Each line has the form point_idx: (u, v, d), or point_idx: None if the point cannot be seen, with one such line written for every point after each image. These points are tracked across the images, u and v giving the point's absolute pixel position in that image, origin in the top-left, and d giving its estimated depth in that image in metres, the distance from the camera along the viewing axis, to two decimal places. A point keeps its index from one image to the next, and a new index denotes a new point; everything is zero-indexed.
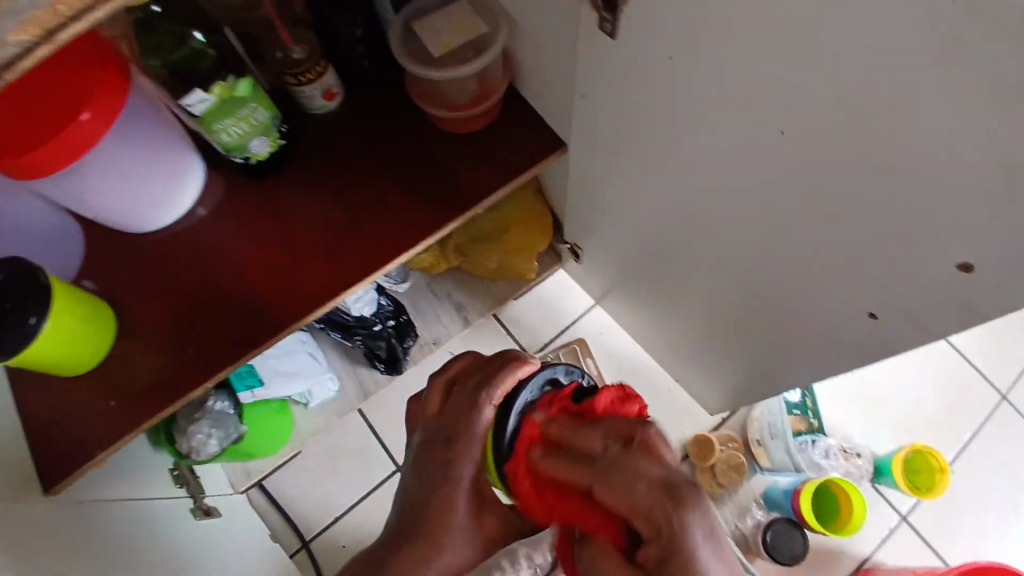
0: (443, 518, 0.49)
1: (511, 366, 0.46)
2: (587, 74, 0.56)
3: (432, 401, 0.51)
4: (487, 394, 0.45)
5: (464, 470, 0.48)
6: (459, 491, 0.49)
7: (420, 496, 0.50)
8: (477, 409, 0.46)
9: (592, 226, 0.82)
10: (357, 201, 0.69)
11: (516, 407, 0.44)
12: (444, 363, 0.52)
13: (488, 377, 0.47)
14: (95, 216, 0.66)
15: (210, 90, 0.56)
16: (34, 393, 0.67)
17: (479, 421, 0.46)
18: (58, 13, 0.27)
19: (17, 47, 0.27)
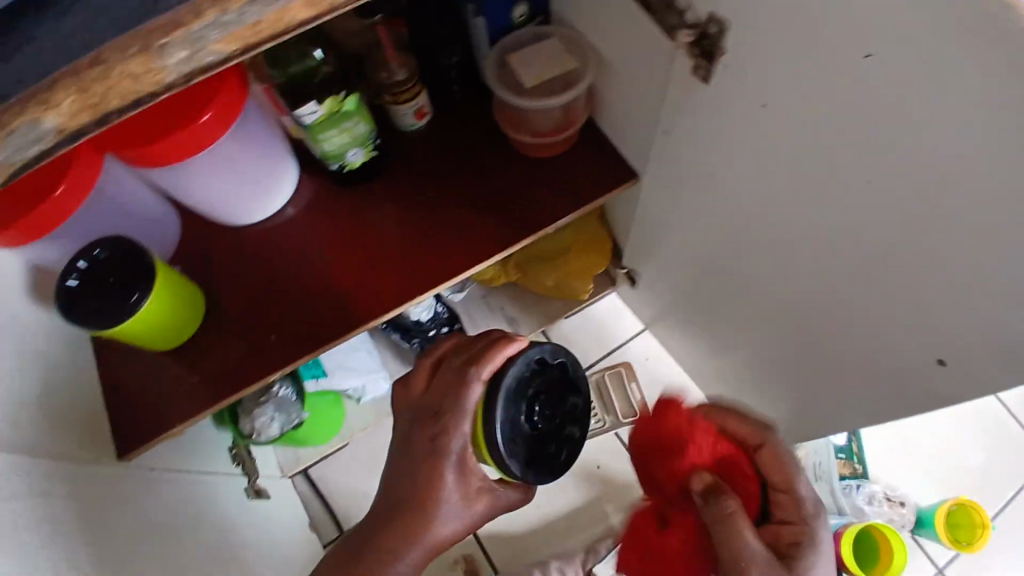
0: (427, 489, 0.52)
1: (498, 344, 0.53)
2: (672, 111, 0.59)
3: (420, 383, 0.57)
4: (475, 370, 0.51)
5: (450, 442, 0.52)
6: (444, 464, 0.52)
7: (407, 465, 0.53)
8: (464, 382, 0.52)
9: (653, 253, 0.84)
10: (438, 213, 0.74)
11: (504, 383, 0.50)
12: (431, 346, 0.59)
13: (474, 357, 0.53)
14: (196, 207, 0.71)
15: (322, 103, 0.63)
16: (124, 364, 0.72)
17: (465, 394, 0.51)
18: (257, 31, 0.30)
19: (215, 55, 0.30)
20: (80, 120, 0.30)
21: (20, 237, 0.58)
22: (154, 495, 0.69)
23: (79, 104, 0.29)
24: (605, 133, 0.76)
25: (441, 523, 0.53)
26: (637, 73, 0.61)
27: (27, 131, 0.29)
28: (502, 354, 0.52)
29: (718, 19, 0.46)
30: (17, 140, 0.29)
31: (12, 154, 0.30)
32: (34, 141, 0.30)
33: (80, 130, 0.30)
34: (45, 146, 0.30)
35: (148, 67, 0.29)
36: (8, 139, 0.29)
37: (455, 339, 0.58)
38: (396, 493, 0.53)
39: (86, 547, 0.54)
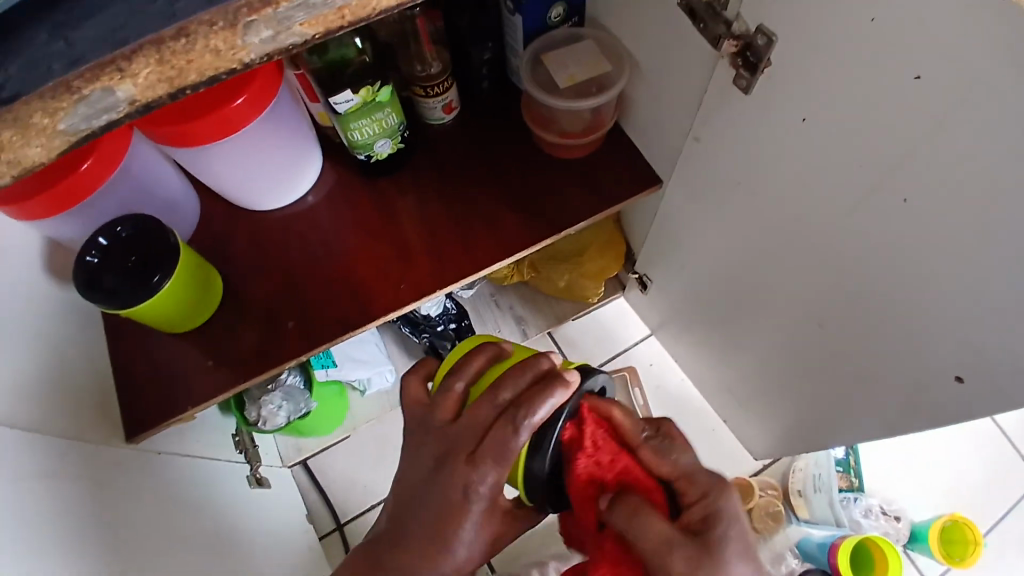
0: (449, 531, 0.50)
1: (548, 389, 0.47)
2: (707, 119, 0.60)
3: (449, 409, 0.53)
4: (522, 420, 0.47)
5: (482, 490, 0.49)
6: (476, 504, 0.50)
7: (426, 500, 0.51)
8: (509, 431, 0.47)
9: (669, 258, 0.85)
10: (462, 209, 0.75)
11: (553, 434, 0.48)
12: (462, 364, 0.53)
13: (523, 399, 0.48)
14: (221, 189, 0.71)
15: (357, 92, 0.63)
16: (134, 345, 0.71)
17: (509, 443, 0.47)
18: (341, 15, 0.31)
19: (297, 37, 0.31)
20: (152, 93, 0.30)
21: (44, 210, 0.57)
22: (158, 478, 0.68)
23: (155, 76, 0.29)
24: (630, 137, 0.77)
25: (457, 553, 0.51)
26: (675, 81, 0.62)
27: (97, 99, 0.29)
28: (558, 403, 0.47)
29: (766, 31, 0.47)
30: (85, 108, 0.29)
31: (79, 122, 0.29)
32: (102, 110, 0.29)
33: (150, 102, 0.30)
34: (113, 116, 0.30)
35: (231, 43, 0.29)
36: (77, 105, 0.29)
37: (490, 359, 0.53)
38: (414, 526, 0.51)
39: (90, 528, 0.53)
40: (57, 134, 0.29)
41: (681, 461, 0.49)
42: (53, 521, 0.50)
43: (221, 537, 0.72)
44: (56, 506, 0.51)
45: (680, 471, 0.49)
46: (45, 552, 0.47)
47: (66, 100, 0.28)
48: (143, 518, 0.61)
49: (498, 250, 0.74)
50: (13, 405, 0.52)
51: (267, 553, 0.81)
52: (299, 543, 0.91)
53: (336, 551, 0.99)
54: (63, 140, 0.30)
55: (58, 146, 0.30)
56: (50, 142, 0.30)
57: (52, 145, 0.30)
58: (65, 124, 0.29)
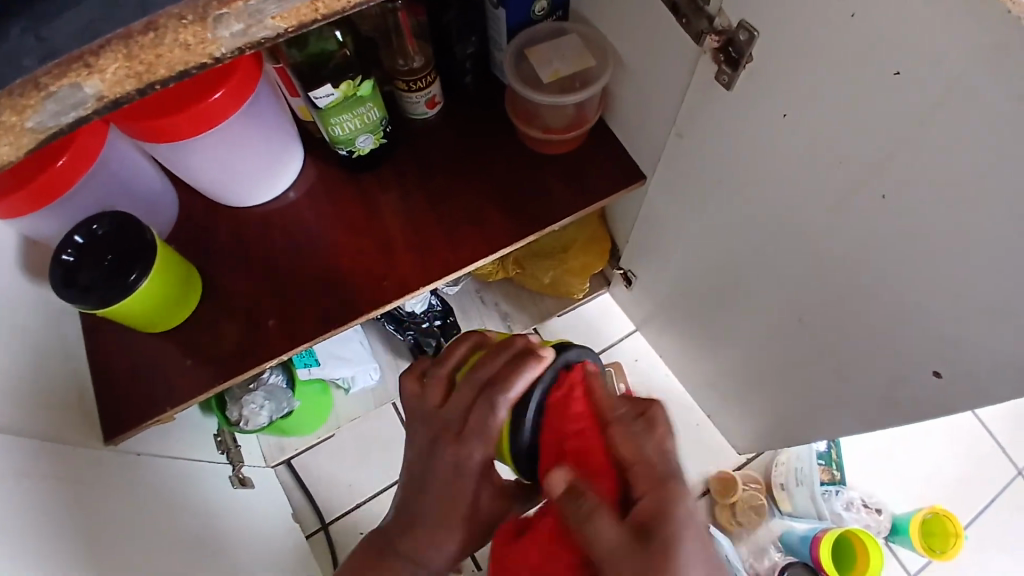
0: (452, 510, 0.52)
1: (522, 364, 0.46)
2: (690, 115, 0.60)
3: (436, 395, 0.52)
4: (502, 395, 0.46)
5: (472, 466, 0.50)
6: (467, 482, 0.51)
7: (431, 488, 0.52)
8: (489, 409, 0.47)
9: (653, 255, 0.85)
10: (446, 205, 0.74)
11: (533, 403, 0.46)
12: (447, 350, 0.53)
13: (499, 376, 0.47)
14: (201, 185, 0.70)
15: (337, 86, 0.62)
16: (111, 345, 0.70)
17: (491, 419, 0.47)
18: (315, 9, 0.30)
19: (270, 31, 0.30)
20: (122, 89, 0.29)
21: (19, 209, 0.56)
22: (137, 480, 0.66)
23: (124, 71, 0.28)
24: (614, 135, 0.77)
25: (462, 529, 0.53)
26: (659, 77, 0.62)
27: (65, 95, 0.28)
28: (532, 377, 0.46)
29: (748, 27, 0.47)
30: (54, 104, 0.28)
31: (47, 119, 0.28)
32: (71, 107, 0.28)
33: (119, 98, 0.29)
34: (82, 113, 0.29)
35: (201, 37, 0.29)
36: (45, 102, 0.28)
37: (472, 345, 0.53)
38: (421, 512, 0.52)
39: (67, 531, 0.52)
40: (24, 133, 0.29)
41: (645, 448, 0.44)
42: (28, 524, 0.48)
43: (202, 538, 0.71)
44: (32, 507, 0.50)
45: (641, 459, 0.44)
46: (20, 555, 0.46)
47: (34, 97, 0.27)
48: (122, 520, 0.60)
49: (481, 248, 0.73)
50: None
51: (251, 555, 0.80)
52: (284, 543, 0.90)
53: (322, 549, 0.99)
54: (30, 138, 0.29)
55: (26, 144, 0.29)
56: (19, 140, 0.29)
57: (20, 143, 0.29)
58: (32, 121, 0.28)
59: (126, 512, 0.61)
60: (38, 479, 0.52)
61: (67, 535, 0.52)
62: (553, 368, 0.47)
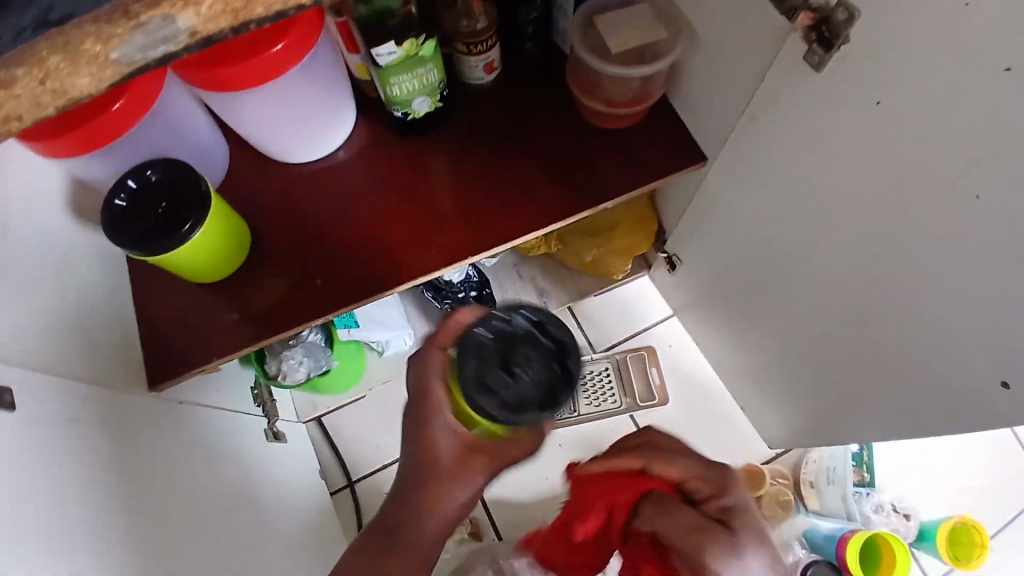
0: (436, 475, 0.52)
1: (449, 317, 0.51)
2: (768, 96, 0.57)
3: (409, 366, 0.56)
4: (430, 346, 0.51)
5: (437, 426, 0.51)
6: (439, 443, 0.51)
7: (413, 455, 0.53)
8: (427, 363, 0.51)
9: (703, 241, 0.83)
10: (499, 175, 0.73)
11: (460, 347, 0.49)
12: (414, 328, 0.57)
13: (438, 333, 0.52)
14: (255, 139, 0.69)
15: (401, 44, 0.60)
16: (159, 293, 0.70)
17: (431, 372, 0.51)
18: None
19: None
20: (216, 24, 0.27)
21: (75, 149, 0.56)
22: (175, 426, 0.67)
23: (220, 6, 0.27)
24: (678, 113, 0.74)
25: (454, 494, 0.52)
26: (736, 54, 0.59)
27: (156, 27, 0.26)
28: (456, 322, 0.51)
29: (849, 6, 0.44)
30: (142, 36, 0.26)
31: (134, 52, 0.27)
32: (160, 41, 0.27)
33: (212, 34, 0.28)
34: (172, 47, 0.27)
35: None
36: (134, 33, 0.26)
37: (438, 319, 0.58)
38: (403, 472, 0.54)
39: (106, 473, 0.53)
40: (109, 64, 0.27)
41: (677, 462, 0.54)
42: (66, 465, 0.49)
43: (234, 487, 0.72)
44: (71, 449, 0.51)
45: (686, 472, 0.54)
46: (56, 496, 0.47)
47: (122, 25, 0.26)
48: (160, 465, 0.61)
49: (532, 222, 0.71)
50: (23, 347, 0.51)
51: (280, 507, 0.81)
52: (311, 496, 0.92)
53: (347, 508, 1.00)
54: (114, 71, 0.28)
55: (107, 77, 0.28)
56: (100, 72, 0.27)
57: (102, 76, 0.27)
58: (117, 52, 0.27)
59: (162, 459, 0.62)
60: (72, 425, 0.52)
61: (100, 480, 0.52)
62: (470, 318, 0.50)
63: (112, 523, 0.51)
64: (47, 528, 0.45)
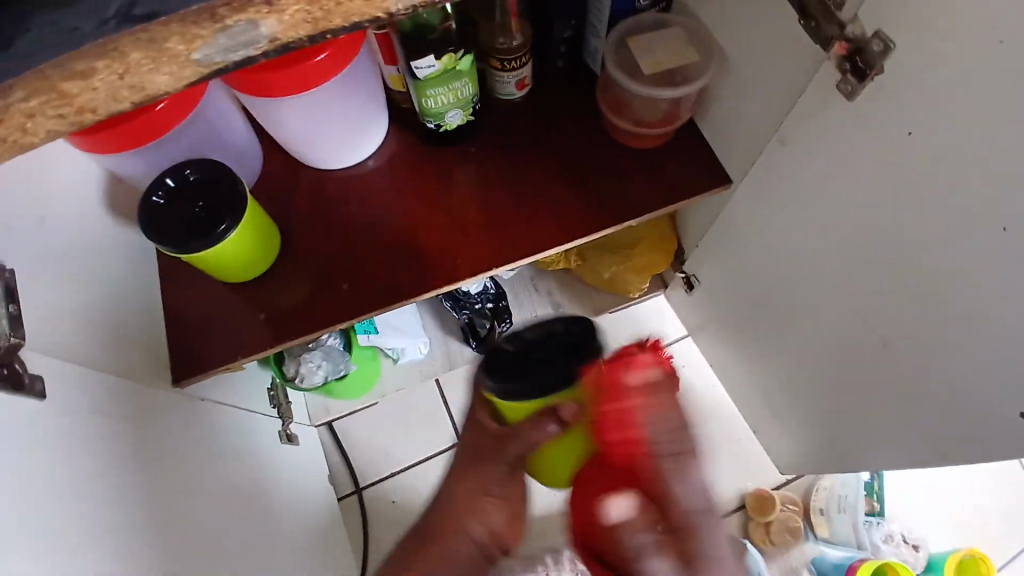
0: None
1: None
2: (798, 121, 0.58)
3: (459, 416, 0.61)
4: None
5: None
6: None
7: None
8: None
9: (723, 262, 0.83)
10: (525, 188, 0.74)
11: None
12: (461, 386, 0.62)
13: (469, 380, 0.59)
14: (290, 143, 0.71)
15: (439, 58, 0.62)
16: (186, 290, 0.71)
17: None
18: None
19: None
20: (295, 33, 0.29)
21: (117, 145, 0.57)
22: (194, 422, 0.68)
23: (302, 15, 0.28)
24: (705, 137, 0.75)
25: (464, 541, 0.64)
26: (768, 79, 0.60)
27: (240, 31, 0.28)
28: None
29: (883, 37, 0.45)
30: (226, 39, 0.28)
31: (216, 54, 0.28)
32: (243, 44, 0.28)
33: (289, 42, 0.29)
34: (252, 52, 0.29)
35: None
36: (219, 35, 0.28)
37: None
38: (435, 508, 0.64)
39: (128, 462, 0.54)
40: (189, 64, 0.28)
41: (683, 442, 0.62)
42: (92, 450, 0.50)
43: (246, 486, 0.72)
44: (96, 435, 0.51)
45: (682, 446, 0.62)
46: (81, 480, 0.48)
47: (208, 27, 0.27)
48: (177, 458, 0.61)
49: (557, 236, 0.72)
50: (56, 333, 0.52)
51: (289, 509, 0.81)
52: (319, 501, 0.92)
53: (352, 514, 1.00)
54: (193, 71, 0.29)
55: (187, 76, 0.29)
56: (181, 71, 0.29)
57: (182, 74, 0.29)
58: (200, 52, 0.28)
59: (180, 453, 0.62)
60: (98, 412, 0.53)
61: (121, 469, 0.52)
62: None
63: (131, 512, 0.51)
64: (71, 511, 0.45)
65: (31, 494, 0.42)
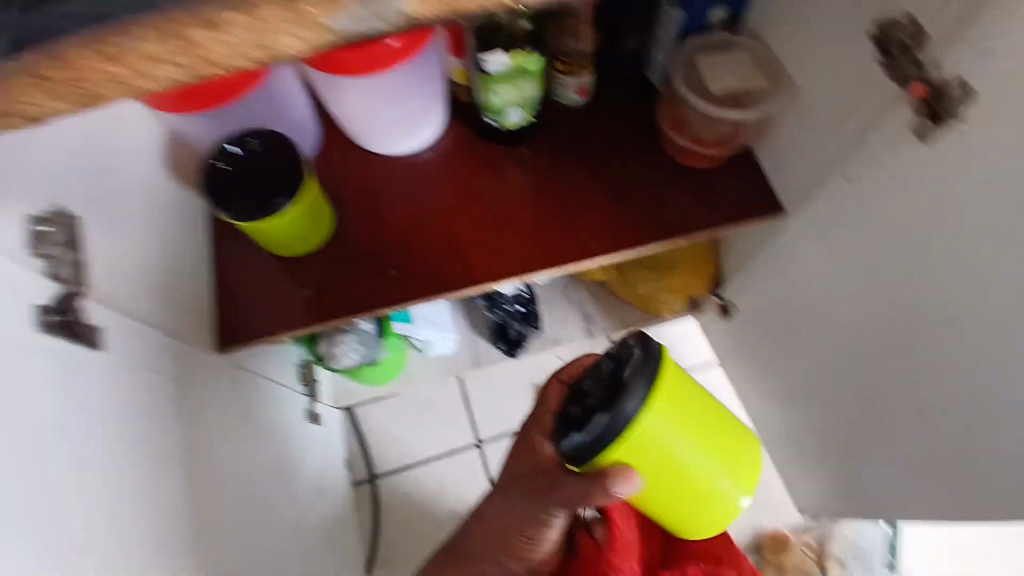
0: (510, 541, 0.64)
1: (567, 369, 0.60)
2: (868, 155, 0.57)
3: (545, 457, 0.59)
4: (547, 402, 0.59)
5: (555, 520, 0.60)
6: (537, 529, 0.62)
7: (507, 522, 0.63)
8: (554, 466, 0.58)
9: (766, 291, 0.83)
10: (577, 195, 0.75)
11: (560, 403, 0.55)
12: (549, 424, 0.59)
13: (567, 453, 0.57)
14: (350, 126, 0.73)
15: (510, 54, 0.64)
16: (236, 261, 0.73)
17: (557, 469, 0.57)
18: None
19: None
20: (428, 12, 0.26)
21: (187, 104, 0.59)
22: (229, 389, 0.68)
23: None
24: (761, 163, 0.75)
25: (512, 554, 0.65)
26: (838, 113, 0.60)
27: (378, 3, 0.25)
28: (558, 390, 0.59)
29: (965, 86, 0.45)
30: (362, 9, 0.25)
31: (352, 23, 0.26)
32: (374, 16, 0.26)
33: (420, 20, 0.27)
34: (381, 25, 0.26)
35: None
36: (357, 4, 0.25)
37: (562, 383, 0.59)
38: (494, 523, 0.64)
39: (170, 420, 0.55)
40: (319, 28, 0.26)
41: None
42: (141, 405, 0.51)
43: (271, 458, 0.72)
44: (146, 392, 0.52)
45: None
46: (127, 445, 0.48)
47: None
48: (212, 423, 0.62)
49: (603, 246, 0.73)
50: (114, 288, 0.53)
51: (308, 488, 0.81)
52: (335, 485, 0.92)
53: (364, 502, 1.00)
54: (326, 39, 0.26)
55: (319, 44, 0.27)
56: (311, 35, 0.26)
57: (313, 39, 0.26)
58: (338, 21, 0.26)
59: (213, 417, 0.63)
60: (142, 367, 0.53)
61: (159, 426, 0.53)
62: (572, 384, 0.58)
63: (163, 468, 0.52)
64: (116, 468, 0.46)
65: (79, 447, 0.43)
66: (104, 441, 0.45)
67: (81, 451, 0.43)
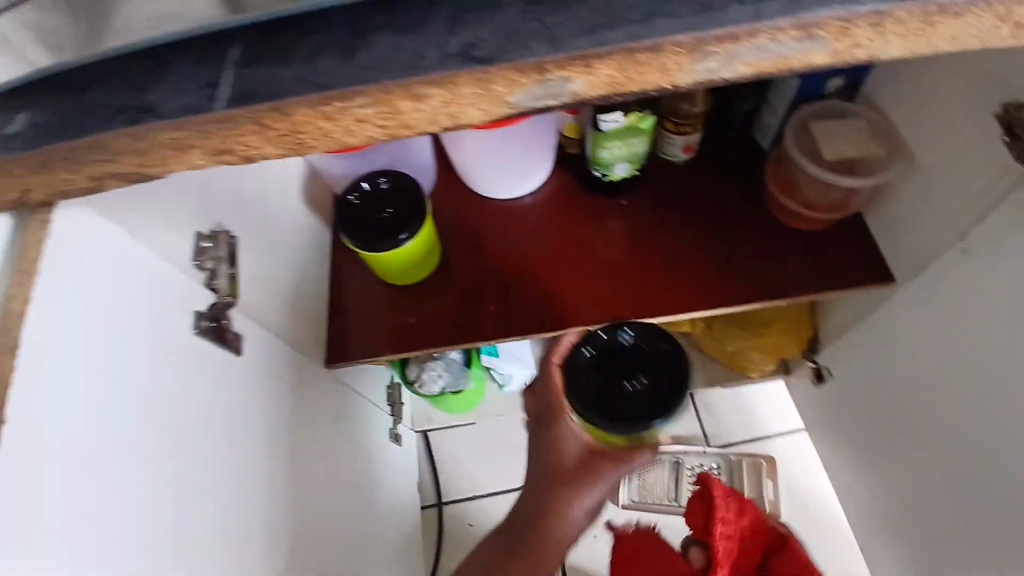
0: None
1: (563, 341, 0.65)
2: (988, 233, 0.56)
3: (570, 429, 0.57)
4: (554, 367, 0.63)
5: None
6: None
7: None
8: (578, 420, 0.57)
9: (865, 362, 0.80)
10: (676, 247, 0.76)
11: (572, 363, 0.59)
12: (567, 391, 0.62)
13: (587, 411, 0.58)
14: (465, 169, 0.78)
15: (626, 115, 0.67)
16: (348, 284, 0.79)
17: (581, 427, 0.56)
18: (780, 66, 0.31)
19: (732, 76, 0.31)
20: (594, 93, 0.31)
21: None
22: (331, 401, 0.74)
23: (608, 78, 0.30)
24: (872, 232, 0.74)
25: None
26: (956, 189, 0.59)
27: (554, 85, 0.30)
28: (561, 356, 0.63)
29: None
30: (539, 89, 0.30)
31: (528, 99, 0.31)
32: (550, 95, 0.31)
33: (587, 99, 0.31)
34: (554, 103, 0.31)
35: (681, 67, 0.30)
36: (535, 85, 0.30)
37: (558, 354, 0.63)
38: None
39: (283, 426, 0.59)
40: (503, 105, 0.31)
41: None
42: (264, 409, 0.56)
43: (358, 471, 0.76)
44: (270, 397, 0.58)
45: None
46: (251, 446, 0.52)
47: (530, 77, 0.30)
48: (315, 432, 0.66)
49: (697, 302, 0.74)
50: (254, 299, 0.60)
51: (385, 505, 0.84)
52: (407, 506, 0.95)
53: (431, 526, 1.02)
54: (503, 111, 0.31)
55: (496, 113, 0.31)
56: (491, 108, 0.31)
57: (492, 111, 0.31)
58: (515, 96, 0.30)
59: (317, 426, 0.67)
60: (267, 374, 0.58)
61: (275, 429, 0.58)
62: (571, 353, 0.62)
63: (276, 469, 0.56)
64: (242, 463, 0.51)
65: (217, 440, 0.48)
66: (235, 438, 0.50)
67: (219, 445, 0.48)
